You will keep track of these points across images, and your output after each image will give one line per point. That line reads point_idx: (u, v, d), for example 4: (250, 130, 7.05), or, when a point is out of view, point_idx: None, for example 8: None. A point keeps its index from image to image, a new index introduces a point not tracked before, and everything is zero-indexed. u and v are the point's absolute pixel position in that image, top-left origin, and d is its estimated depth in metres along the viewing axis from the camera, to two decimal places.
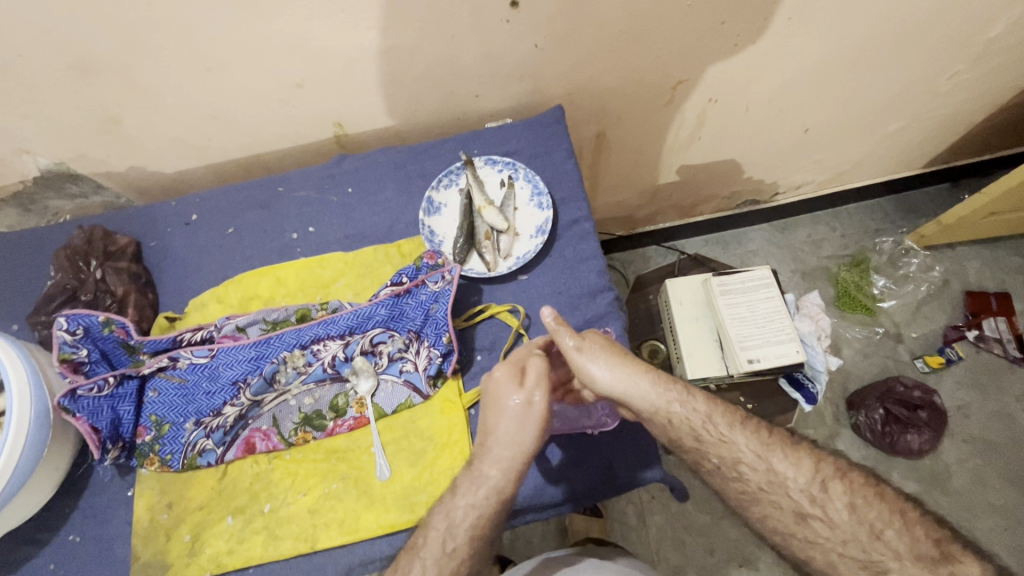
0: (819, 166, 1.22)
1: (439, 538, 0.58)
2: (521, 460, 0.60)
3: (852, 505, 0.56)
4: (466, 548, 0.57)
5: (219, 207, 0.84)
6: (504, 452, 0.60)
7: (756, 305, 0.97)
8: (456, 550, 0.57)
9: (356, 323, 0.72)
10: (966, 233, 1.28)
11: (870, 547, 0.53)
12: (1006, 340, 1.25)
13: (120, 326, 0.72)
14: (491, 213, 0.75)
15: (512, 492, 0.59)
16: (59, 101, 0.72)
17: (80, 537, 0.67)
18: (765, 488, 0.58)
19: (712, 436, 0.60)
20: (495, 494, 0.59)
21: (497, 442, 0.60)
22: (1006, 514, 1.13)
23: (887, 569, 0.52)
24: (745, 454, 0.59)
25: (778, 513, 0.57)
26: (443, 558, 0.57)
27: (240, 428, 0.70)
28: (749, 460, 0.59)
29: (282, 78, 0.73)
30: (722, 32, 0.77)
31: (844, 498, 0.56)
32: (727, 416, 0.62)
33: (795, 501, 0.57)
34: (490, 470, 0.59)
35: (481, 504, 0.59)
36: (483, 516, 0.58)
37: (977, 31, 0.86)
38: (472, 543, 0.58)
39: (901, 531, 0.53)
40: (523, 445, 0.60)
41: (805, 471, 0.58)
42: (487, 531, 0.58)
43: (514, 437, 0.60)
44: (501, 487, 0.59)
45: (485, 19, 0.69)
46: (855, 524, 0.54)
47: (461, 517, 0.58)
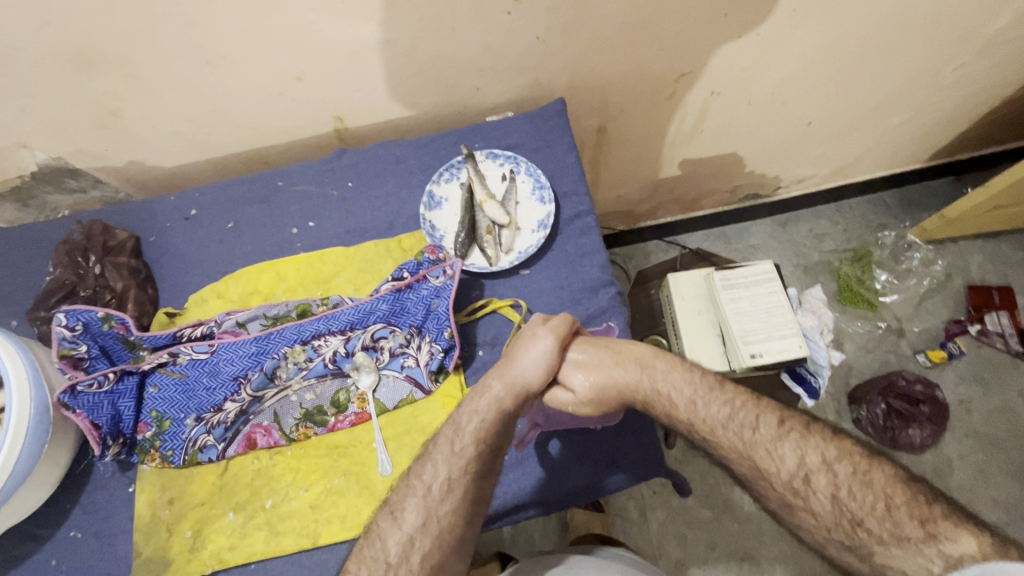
0: (822, 160, 1.21)
1: (447, 443, 0.60)
2: (533, 381, 0.63)
3: (835, 493, 0.53)
4: (473, 449, 0.59)
5: (218, 202, 0.83)
6: (518, 371, 0.63)
7: (759, 300, 0.96)
8: (463, 451, 0.59)
9: (356, 318, 0.72)
10: (969, 227, 1.27)
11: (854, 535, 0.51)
12: (1009, 333, 1.25)
13: (119, 322, 0.71)
14: (492, 207, 0.74)
15: (514, 408, 0.62)
16: (56, 94, 0.71)
17: (82, 532, 0.67)
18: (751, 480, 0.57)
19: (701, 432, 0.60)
20: (497, 403, 0.61)
21: (514, 365, 0.64)
22: (1008, 509, 1.13)
23: (872, 555, 0.49)
24: (727, 444, 0.58)
25: (768, 498, 0.56)
26: (452, 457, 0.58)
27: (241, 424, 0.69)
28: (732, 457, 0.58)
29: (280, 72, 0.73)
30: (726, 24, 0.76)
31: (826, 490, 0.53)
32: (711, 402, 0.61)
33: (779, 493, 0.55)
34: (498, 385, 0.62)
35: (485, 413, 0.61)
36: (487, 421, 0.60)
37: (983, 23, 0.85)
38: (478, 446, 0.59)
39: (884, 517, 0.50)
40: (537, 367, 0.64)
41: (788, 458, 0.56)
42: (491, 438, 0.60)
43: (529, 363, 0.64)
44: (505, 401, 0.61)
45: (486, 11, 0.68)
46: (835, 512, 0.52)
47: (469, 422, 0.60)
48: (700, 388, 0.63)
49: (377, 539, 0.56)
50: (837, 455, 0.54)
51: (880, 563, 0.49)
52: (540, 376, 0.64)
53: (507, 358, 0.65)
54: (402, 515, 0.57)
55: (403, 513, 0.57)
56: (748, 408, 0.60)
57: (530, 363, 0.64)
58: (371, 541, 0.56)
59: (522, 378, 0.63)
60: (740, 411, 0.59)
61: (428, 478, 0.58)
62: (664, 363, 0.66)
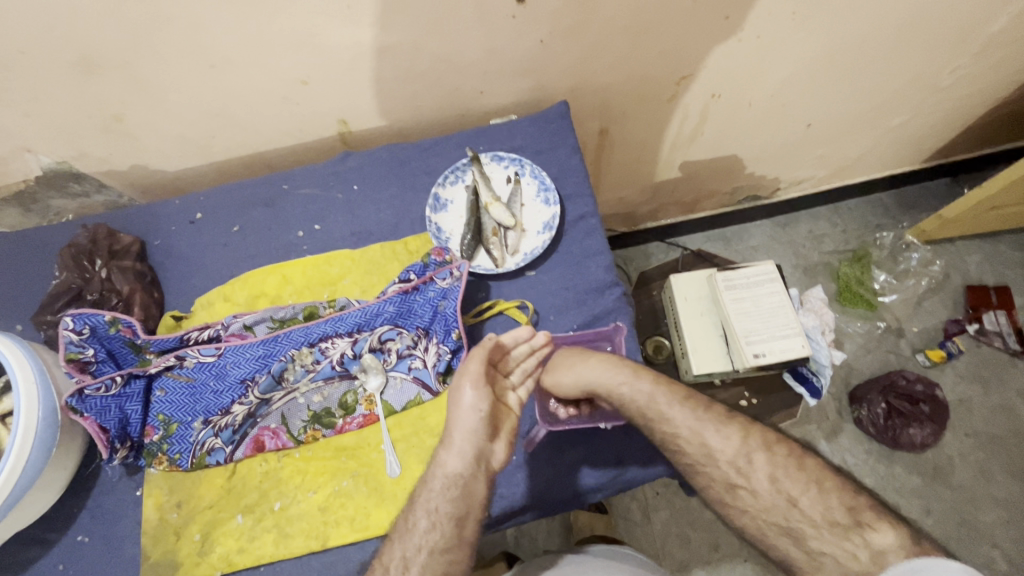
0: (820, 161, 1.22)
1: (403, 520, 0.58)
2: (470, 437, 0.59)
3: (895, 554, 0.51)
4: (426, 522, 0.57)
5: (224, 205, 0.84)
6: (454, 432, 0.60)
7: (761, 300, 0.97)
8: (416, 525, 0.57)
9: (363, 320, 0.72)
10: (966, 227, 1.29)
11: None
12: (1007, 332, 1.26)
13: (127, 325, 0.72)
14: (497, 209, 0.75)
15: (466, 471, 0.58)
16: (62, 99, 0.72)
17: (89, 537, 0.67)
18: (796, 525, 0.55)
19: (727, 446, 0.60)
20: (447, 474, 0.58)
21: (448, 426, 0.61)
22: (1009, 507, 1.14)
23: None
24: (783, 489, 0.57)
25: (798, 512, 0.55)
26: (406, 535, 0.57)
27: (249, 426, 0.70)
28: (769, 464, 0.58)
29: (285, 76, 0.73)
30: (727, 27, 0.77)
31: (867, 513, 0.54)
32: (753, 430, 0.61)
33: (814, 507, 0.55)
34: (441, 451, 0.59)
35: (435, 483, 0.58)
36: (435, 492, 0.58)
37: (979, 25, 0.86)
38: (429, 517, 0.57)
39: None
40: (469, 422, 0.60)
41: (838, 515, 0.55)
42: (448, 507, 0.57)
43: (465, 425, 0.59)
44: (450, 466, 0.58)
45: (491, 15, 0.68)
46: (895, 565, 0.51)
47: (419, 498, 0.59)
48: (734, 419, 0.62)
49: None
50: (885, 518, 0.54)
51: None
52: (478, 421, 0.60)
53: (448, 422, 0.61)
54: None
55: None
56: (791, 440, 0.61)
57: (460, 412, 0.60)
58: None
59: (457, 438, 0.59)
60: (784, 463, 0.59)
61: (385, 559, 0.56)
62: None
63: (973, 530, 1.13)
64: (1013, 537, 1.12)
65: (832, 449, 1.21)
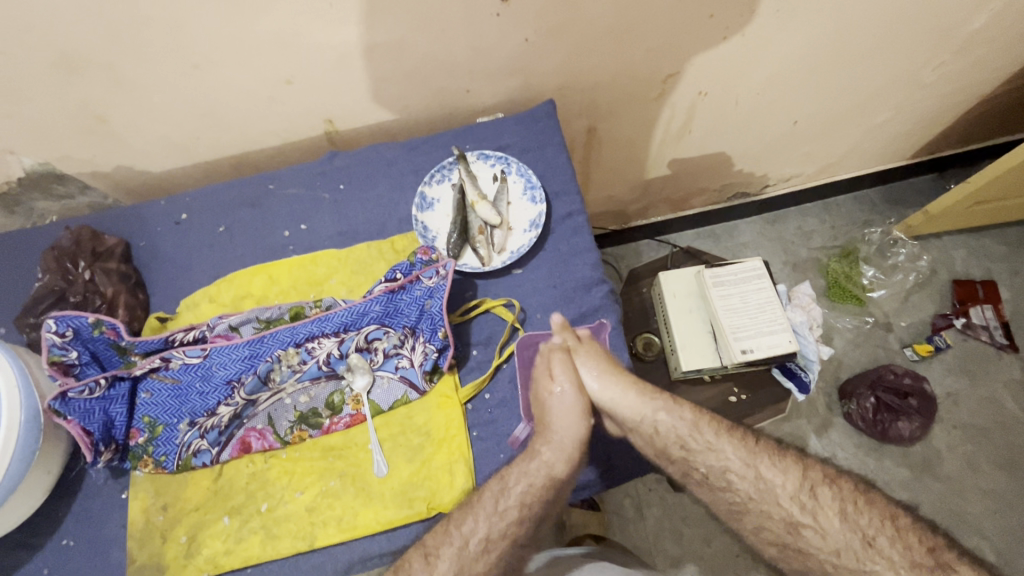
0: (808, 158, 1.23)
1: (491, 501, 0.60)
2: (576, 445, 0.64)
3: (842, 511, 0.57)
4: (516, 512, 0.60)
5: (210, 206, 0.83)
6: (562, 436, 0.64)
7: (749, 296, 0.98)
8: (506, 512, 0.60)
9: (350, 320, 0.72)
10: (953, 222, 1.30)
11: (864, 554, 0.54)
12: (994, 326, 1.28)
13: (110, 327, 0.71)
14: (484, 208, 0.75)
15: (565, 475, 0.63)
16: (42, 99, 0.71)
17: (75, 541, 0.67)
18: (756, 499, 0.59)
19: (699, 443, 0.63)
20: (546, 469, 0.62)
21: (556, 426, 0.64)
22: (996, 499, 1.16)
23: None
24: (732, 461, 0.61)
25: (770, 525, 0.58)
26: (494, 517, 0.60)
27: (235, 428, 0.69)
28: (737, 468, 0.61)
29: (269, 75, 0.73)
30: (711, 25, 0.77)
31: (834, 505, 0.57)
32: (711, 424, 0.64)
33: (786, 512, 0.58)
34: (546, 451, 0.63)
35: (535, 477, 0.62)
36: (535, 485, 0.61)
37: (962, 21, 0.87)
38: (521, 510, 0.60)
39: (892, 538, 0.54)
40: (578, 433, 0.64)
41: (793, 476, 0.60)
42: (538, 505, 0.61)
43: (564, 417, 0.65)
44: (554, 468, 0.62)
45: (475, 13, 0.68)
46: (840, 523, 0.56)
47: (516, 484, 0.61)
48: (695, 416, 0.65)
49: None
50: (835, 477, 0.60)
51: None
52: (581, 427, 0.65)
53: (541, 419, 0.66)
54: (436, 563, 0.58)
55: (436, 560, 0.58)
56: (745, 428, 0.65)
57: (568, 416, 0.65)
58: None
59: (568, 443, 0.64)
60: (745, 433, 0.64)
61: (466, 530, 0.59)
62: None
63: (961, 521, 1.14)
64: (1000, 528, 1.13)
65: (823, 443, 1.21)
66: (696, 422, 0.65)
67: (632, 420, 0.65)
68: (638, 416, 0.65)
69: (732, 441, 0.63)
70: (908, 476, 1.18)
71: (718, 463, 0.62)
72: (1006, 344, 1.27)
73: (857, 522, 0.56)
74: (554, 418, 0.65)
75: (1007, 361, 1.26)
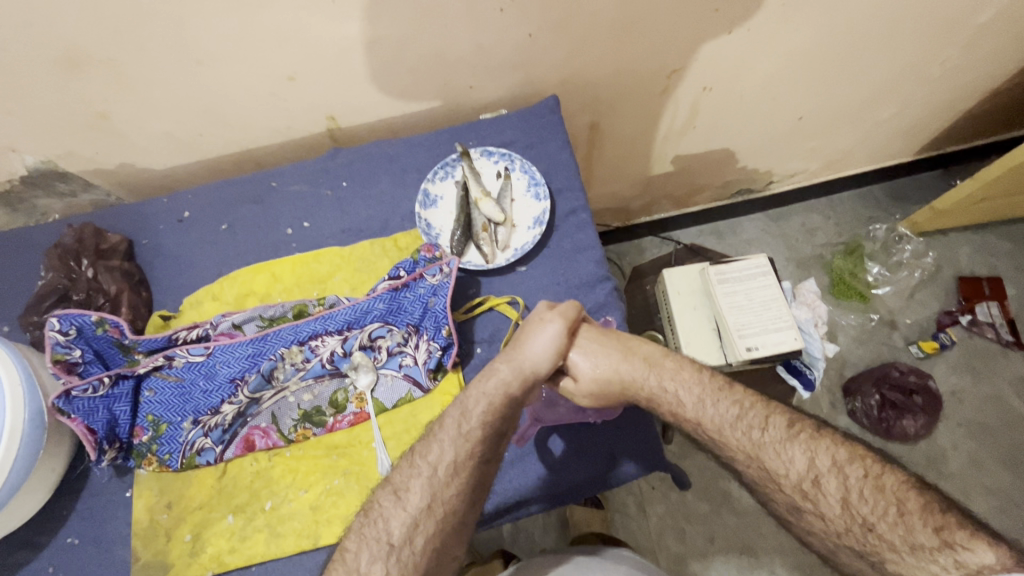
0: (813, 154, 1.22)
1: (454, 425, 0.58)
2: (535, 371, 0.63)
3: (846, 497, 0.51)
4: (479, 432, 0.58)
5: (212, 204, 0.83)
6: (523, 360, 0.63)
7: (754, 293, 0.97)
8: (470, 433, 0.58)
9: (353, 318, 0.71)
10: (958, 218, 1.29)
11: (865, 541, 0.49)
12: (999, 323, 1.27)
13: (113, 325, 0.71)
14: (488, 205, 0.74)
15: (521, 395, 0.61)
16: (44, 96, 0.70)
17: (79, 539, 0.67)
18: (758, 483, 0.56)
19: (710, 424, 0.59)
20: (505, 388, 0.60)
21: (517, 353, 0.63)
22: (1000, 496, 1.15)
23: (885, 560, 0.48)
24: (734, 448, 0.57)
25: (776, 502, 0.55)
26: (459, 439, 0.57)
27: (239, 426, 0.69)
28: (741, 456, 0.57)
29: (272, 71, 0.72)
30: (717, 20, 0.76)
31: (837, 494, 0.51)
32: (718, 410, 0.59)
33: (787, 496, 0.54)
34: (505, 369, 0.62)
35: (494, 396, 0.60)
36: (495, 403, 0.59)
37: (970, 15, 0.86)
38: (484, 429, 0.58)
39: (896, 524, 0.48)
40: (539, 362, 0.63)
41: (796, 459, 0.54)
42: (498, 422, 0.59)
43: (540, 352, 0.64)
44: (512, 387, 0.61)
45: (478, 8, 0.68)
46: (844, 510, 0.51)
47: (476, 405, 0.59)
48: (708, 389, 0.61)
49: (379, 517, 0.55)
50: (846, 456, 0.53)
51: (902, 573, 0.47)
52: (548, 361, 0.64)
53: (516, 342, 0.64)
54: (406, 496, 0.55)
55: (407, 493, 0.55)
56: (757, 408, 0.58)
57: (534, 345, 0.64)
58: (373, 520, 0.55)
59: (527, 367, 0.62)
60: (749, 411, 0.58)
61: (433, 458, 0.57)
62: (672, 364, 0.65)
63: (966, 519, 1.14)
64: (1005, 526, 1.13)
65: None
66: (702, 402, 0.60)
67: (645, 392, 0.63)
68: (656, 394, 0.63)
69: (733, 425, 0.58)
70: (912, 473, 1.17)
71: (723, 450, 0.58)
72: (1012, 341, 1.26)
73: (861, 508, 0.50)
74: (515, 348, 0.64)
75: (1013, 358, 1.26)
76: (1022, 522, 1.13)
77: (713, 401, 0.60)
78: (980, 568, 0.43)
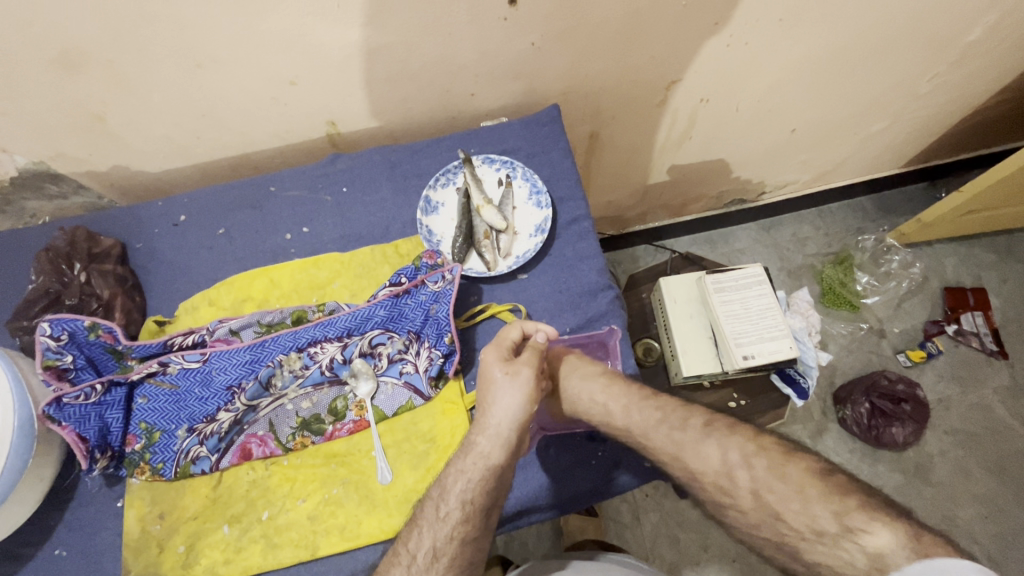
0: (806, 165, 1.24)
1: (432, 508, 0.57)
2: (514, 430, 0.60)
3: (755, 490, 0.53)
4: (459, 512, 0.56)
5: (209, 207, 0.82)
6: (498, 424, 0.60)
7: (750, 303, 0.98)
8: (449, 515, 0.56)
9: (354, 324, 0.71)
10: (945, 230, 1.32)
11: (778, 531, 0.51)
12: (984, 333, 1.30)
13: (107, 330, 0.68)
14: (490, 212, 0.74)
15: (504, 461, 0.59)
16: (39, 97, 0.69)
17: (67, 551, 0.65)
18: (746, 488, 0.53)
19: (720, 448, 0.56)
20: (484, 461, 0.58)
21: (493, 420, 0.60)
22: (986, 503, 1.17)
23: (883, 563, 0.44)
24: (730, 456, 0.55)
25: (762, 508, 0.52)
26: (437, 523, 0.56)
27: (235, 434, 0.68)
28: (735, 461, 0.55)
29: (273, 75, 0.72)
30: (716, 33, 0.78)
31: (834, 498, 0.49)
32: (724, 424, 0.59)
33: (778, 498, 0.52)
34: (481, 441, 0.59)
35: (472, 472, 0.58)
36: (473, 481, 0.57)
37: (959, 32, 0.88)
38: (463, 509, 0.56)
39: (801, 514, 0.50)
40: (518, 424, 0.60)
41: (713, 457, 0.56)
42: (480, 500, 0.57)
43: (512, 408, 0.60)
44: (492, 456, 0.58)
45: (483, 17, 0.68)
46: (763, 504, 0.52)
47: (454, 485, 0.57)
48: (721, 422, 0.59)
49: None
50: (753, 452, 0.55)
51: (812, 560, 0.48)
52: (520, 418, 0.60)
53: (481, 408, 0.62)
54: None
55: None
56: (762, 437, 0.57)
57: (505, 402, 0.60)
58: None
59: (506, 427, 0.60)
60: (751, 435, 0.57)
61: (412, 546, 0.56)
62: None
63: (954, 526, 1.15)
64: (990, 532, 1.15)
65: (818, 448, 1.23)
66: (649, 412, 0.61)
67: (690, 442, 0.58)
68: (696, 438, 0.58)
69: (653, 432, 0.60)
70: (901, 480, 1.19)
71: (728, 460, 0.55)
72: (996, 350, 1.29)
73: (769, 500, 0.52)
74: (488, 415, 0.61)
75: (996, 367, 1.29)
76: (1006, 528, 1.15)
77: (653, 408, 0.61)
78: (879, 552, 0.45)
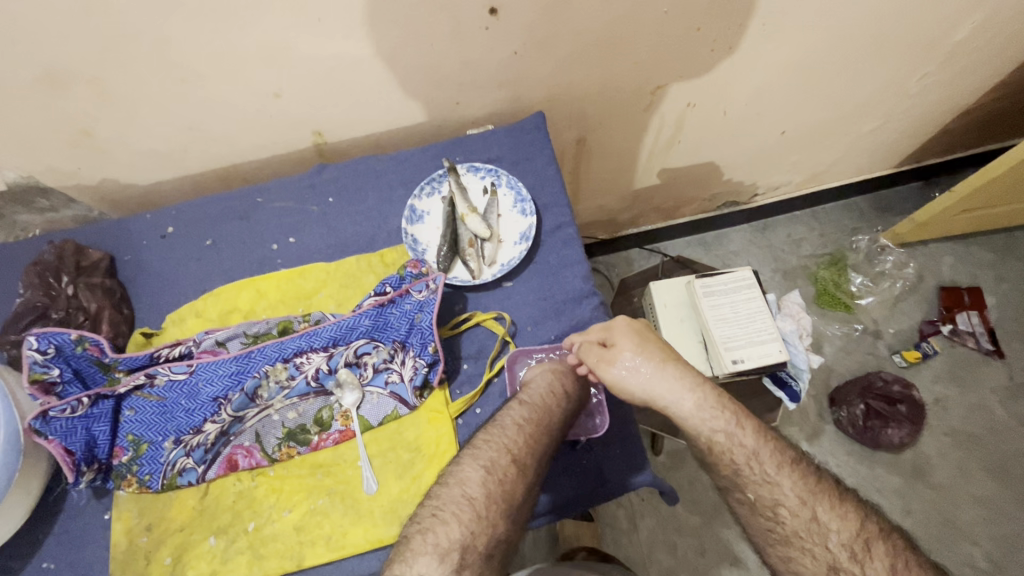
0: (798, 166, 1.24)
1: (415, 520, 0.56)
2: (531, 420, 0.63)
3: (803, 535, 0.55)
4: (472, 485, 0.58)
5: (196, 219, 0.82)
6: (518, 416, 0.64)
7: (739, 306, 0.98)
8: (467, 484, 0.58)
9: (339, 335, 0.71)
10: (938, 230, 1.31)
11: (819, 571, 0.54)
12: (979, 332, 1.30)
13: (94, 344, 0.69)
14: (474, 220, 0.75)
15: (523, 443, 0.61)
16: (27, 113, 0.70)
17: (55, 564, 0.65)
18: (798, 534, 0.56)
19: (789, 492, 0.57)
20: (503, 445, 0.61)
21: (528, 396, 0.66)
22: (986, 505, 1.17)
23: None
24: (787, 498, 0.57)
25: (812, 556, 0.55)
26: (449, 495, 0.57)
27: (221, 445, 0.68)
28: (791, 504, 0.57)
29: (258, 88, 0.72)
30: (699, 39, 0.78)
31: (886, 561, 0.53)
32: (775, 455, 0.59)
33: (832, 554, 0.54)
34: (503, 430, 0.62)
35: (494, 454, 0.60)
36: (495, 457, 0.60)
37: (945, 33, 0.89)
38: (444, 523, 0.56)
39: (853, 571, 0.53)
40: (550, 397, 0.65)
41: (788, 493, 0.57)
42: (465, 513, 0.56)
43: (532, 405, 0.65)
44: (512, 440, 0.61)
45: (464, 27, 0.68)
46: (825, 549, 0.54)
47: (486, 450, 0.60)
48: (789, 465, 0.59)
49: None
50: (812, 502, 0.57)
51: None
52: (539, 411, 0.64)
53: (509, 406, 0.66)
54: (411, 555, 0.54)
55: None
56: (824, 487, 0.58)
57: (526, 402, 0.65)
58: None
59: (539, 399, 0.65)
60: (812, 483, 0.58)
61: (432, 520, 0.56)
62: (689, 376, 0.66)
63: (953, 528, 1.15)
64: (991, 534, 1.14)
65: (815, 451, 1.22)
66: (732, 433, 0.61)
67: (757, 478, 0.59)
68: (764, 479, 0.58)
69: (724, 461, 0.61)
70: (899, 482, 1.19)
71: (792, 501, 0.57)
72: (993, 350, 1.28)
73: (822, 553, 0.55)
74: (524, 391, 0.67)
75: (994, 366, 1.28)
76: (1007, 530, 1.14)
77: (738, 431, 0.61)
78: None
